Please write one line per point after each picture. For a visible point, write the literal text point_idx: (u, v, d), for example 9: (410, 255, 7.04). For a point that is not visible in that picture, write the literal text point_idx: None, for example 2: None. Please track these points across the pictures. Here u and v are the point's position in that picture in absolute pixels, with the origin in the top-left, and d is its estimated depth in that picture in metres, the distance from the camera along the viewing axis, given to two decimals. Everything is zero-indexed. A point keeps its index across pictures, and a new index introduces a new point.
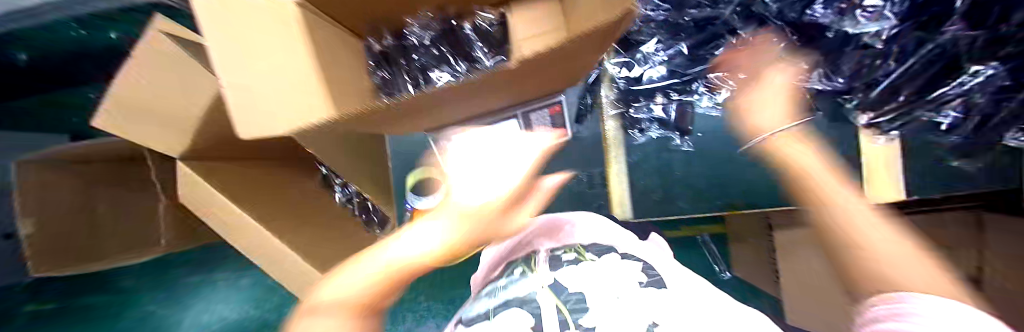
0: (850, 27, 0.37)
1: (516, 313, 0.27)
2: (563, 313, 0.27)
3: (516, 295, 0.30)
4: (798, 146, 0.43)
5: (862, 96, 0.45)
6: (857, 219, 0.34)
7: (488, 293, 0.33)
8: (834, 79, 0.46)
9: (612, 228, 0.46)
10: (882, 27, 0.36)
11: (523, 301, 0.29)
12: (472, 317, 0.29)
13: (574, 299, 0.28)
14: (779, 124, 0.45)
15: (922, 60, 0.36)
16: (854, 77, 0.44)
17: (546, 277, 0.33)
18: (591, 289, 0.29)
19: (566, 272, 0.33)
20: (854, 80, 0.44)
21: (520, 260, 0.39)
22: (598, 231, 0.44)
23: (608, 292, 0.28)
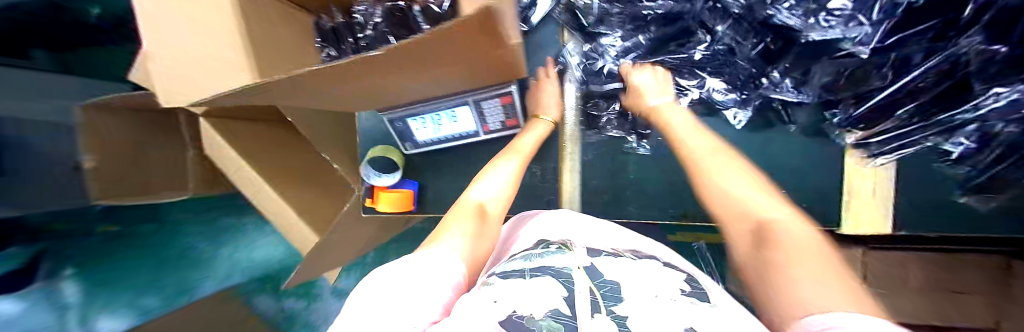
0: (812, 32, 0.32)
1: (547, 282, 0.19)
2: (596, 301, 0.17)
3: (542, 265, 0.23)
4: (674, 116, 0.45)
5: (851, 109, 0.39)
6: (730, 198, 0.37)
7: (522, 256, 0.27)
8: (801, 91, 0.41)
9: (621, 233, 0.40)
10: (854, 33, 0.31)
11: (557, 272, 0.21)
12: (504, 271, 0.23)
13: (608, 288, 0.20)
14: (653, 93, 0.46)
15: (926, 72, 0.30)
16: (850, 87, 0.37)
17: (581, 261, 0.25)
18: (632, 285, 0.20)
19: (606, 264, 0.24)
20: (846, 91, 0.38)
21: (553, 241, 0.32)
22: (615, 241, 0.37)
23: (646, 290, 0.20)
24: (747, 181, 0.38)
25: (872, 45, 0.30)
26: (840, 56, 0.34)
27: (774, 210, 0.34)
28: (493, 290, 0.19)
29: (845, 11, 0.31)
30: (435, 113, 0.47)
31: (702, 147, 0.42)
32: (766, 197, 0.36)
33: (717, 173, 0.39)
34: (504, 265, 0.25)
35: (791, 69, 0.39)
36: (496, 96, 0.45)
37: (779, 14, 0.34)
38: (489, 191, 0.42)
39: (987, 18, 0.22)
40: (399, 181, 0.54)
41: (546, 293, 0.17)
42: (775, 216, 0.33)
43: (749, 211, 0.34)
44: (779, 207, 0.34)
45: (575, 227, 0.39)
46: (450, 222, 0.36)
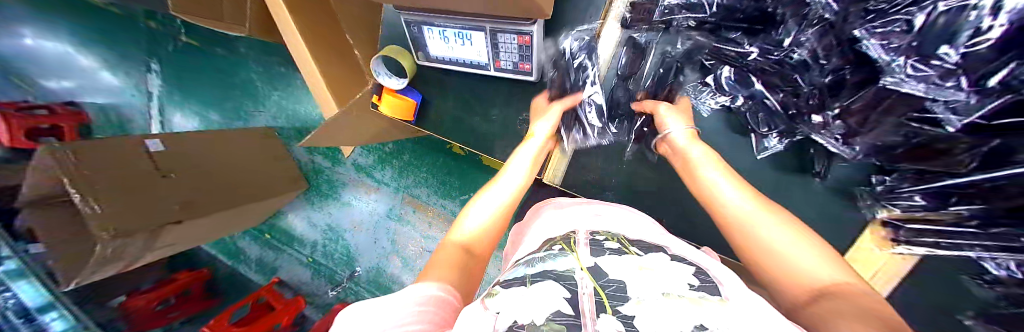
0: (895, 76, 0.26)
1: (550, 286, 0.18)
2: (600, 301, 0.16)
3: (543, 270, 0.21)
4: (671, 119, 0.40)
5: (903, 184, 0.34)
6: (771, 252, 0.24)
7: (524, 262, 0.25)
8: (847, 143, 0.34)
9: (656, 230, 0.32)
10: (965, 96, 0.23)
11: (558, 275, 0.20)
12: (508, 281, 0.21)
13: (613, 287, 0.18)
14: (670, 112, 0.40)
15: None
16: (914, 160, 0.31)
17: (583, 259, 0.22)
18: (641, 282, 0.18)
19: (609, 259, 0.22)
20: (902, 163, 0.32)
21: (557, 238, 0.28)
22: (630, 228, 0.31)
23: (652, 284, 0.17)
24: (805, 240, 0.24)
25: (968, 121, 0.23)
26: (920, 121, 0.27)
27: (825, 266, 0.22)
28: (499, 299, 0.18)
29: (948, 64, 0.22)
30: (451, 32, 0.47)
31: (752, 211, 0.27)
32: (827, 259, 0.23)
33: (763, 227, 0.25)
34: (507, 273, 0.23)
35: (849, 115, 0.31)
36: (517, 33, 0.43)
37: (867, 41, 0.27)
38: (477, 218, 0.34)
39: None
40: (405, 88, 0.57)
41: (547, 300, 0.16)
42: (831, 277, 0.21)
43: (795, 275, 0.22)
44: (834, 267, 0.22)
45: (604, 217, 0.34)
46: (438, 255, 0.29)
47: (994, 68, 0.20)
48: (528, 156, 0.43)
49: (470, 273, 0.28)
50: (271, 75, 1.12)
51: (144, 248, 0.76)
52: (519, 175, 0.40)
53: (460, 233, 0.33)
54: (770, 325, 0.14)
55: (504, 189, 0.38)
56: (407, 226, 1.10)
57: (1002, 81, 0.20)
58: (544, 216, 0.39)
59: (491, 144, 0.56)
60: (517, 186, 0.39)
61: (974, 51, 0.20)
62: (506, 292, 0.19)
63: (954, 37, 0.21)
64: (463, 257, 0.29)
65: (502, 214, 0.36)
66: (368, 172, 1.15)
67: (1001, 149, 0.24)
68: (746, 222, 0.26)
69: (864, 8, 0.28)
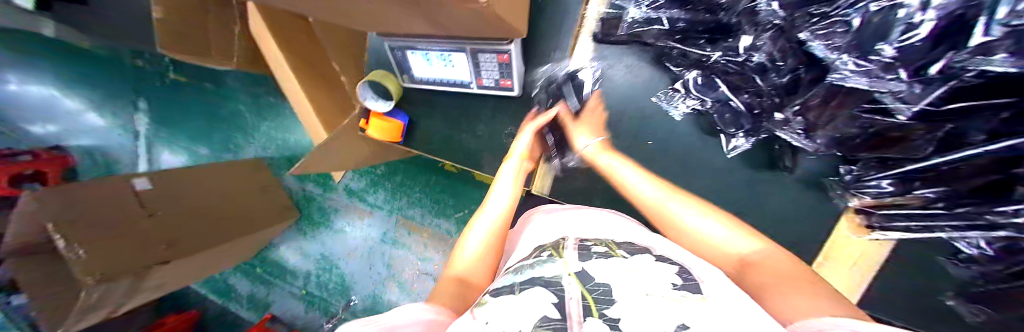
0: (840, 72, 0.27)
1: (539, 293, 0.18)
2: (588, 304, 0.17)
3: (531, 277, 0.21)
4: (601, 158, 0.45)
5: (869, 172, 0.35)
6: (696, 240, 0.32)
7: (513, 271, 0.24)
8: (810, 137, 0.36)
9: (641, 232, 0.33)
10: (906, 87, 0.24)
11: (546, 281, 0.20)
12: (496, 289, 0.21)
13: (601, 290, 0.18)
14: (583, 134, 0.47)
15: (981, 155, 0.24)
16: (876, 149, 0.32)
17: (571, 265, 0.22)
18: (625, 284, 0.18)
19: (597, 263, 0.22)
20: (866, 153, 0.33)
21: (546, 245, 0.29)
22: (617, 232, 0.32)
23: (636, 286, 0.18)
24: (719, 221, 0.32)
25: (918, 107, 0.24)
26: (872, 111, 0.29)
27: (742, 242, 0.30)
28: (488, 309, 0.18)
29: (884, 59, 0.23)
30: (434, 54, 0.49)
31: (662, 199, 0.36)
32: (740, 234, 0.31)
33: (673, 215, 0.34)
34: (495, 282, 0.23)
35: (809, 109, 0.33)
36: (496, 52, 0.45)
37: (811, 42, 0.28)
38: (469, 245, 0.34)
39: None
40: (391, 110, 0.58)
41: (534, 307, 0.17)
42: (746, 250, 0.29)
43: (717, 252, 0.30)
44: (749, 241, 0.30)
45: (590, 222, 0.34)
46: (436, 292, 0.29)
47: (931, 60, 0.21)
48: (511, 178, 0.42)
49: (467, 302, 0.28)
50: (258, 106, 1.12)
51: (128, 291, 0.72)
52: (506, 193, 0.40)
53: (457, 265, 0.33)
54: (742, 319, 0.15)
55: (493, 212, 0.38)
56: (401, 248, 1.08)
57: (943, 70, 0.20)
58: (536, 221, 0.40)
59: (480, 159, 0.56)
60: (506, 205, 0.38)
61: (909, 45, 0.21)
62: (494, 301, 0.19)
63: (889, 34, 0.22)
64: (458, 287, 0.29)
65: (493, 238, 0.35)
66: (360, 196, 1.13)
67: (956, 132, 0.25)
68: (657, 208, 0.36)
69: (808, 13, 0.29)
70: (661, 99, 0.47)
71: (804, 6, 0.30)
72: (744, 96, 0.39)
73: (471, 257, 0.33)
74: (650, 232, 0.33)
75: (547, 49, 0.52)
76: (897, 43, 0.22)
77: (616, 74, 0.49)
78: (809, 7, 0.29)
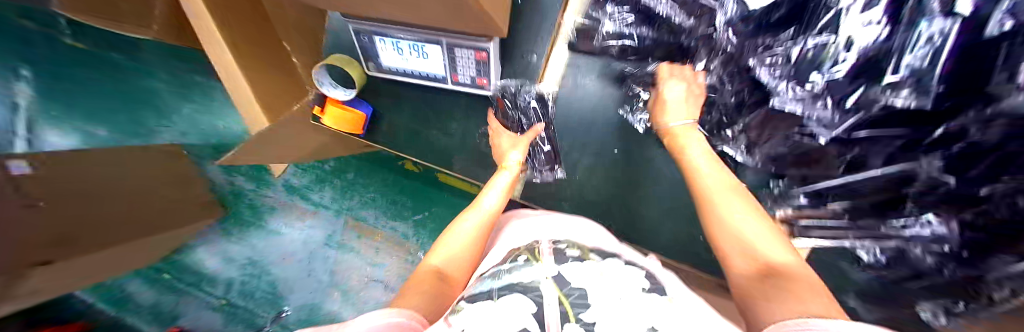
0: (782, 98, 0.33)
1: (517, 301, 0.17)
2: (565, 310, 0.16)
3: (510, 283, 0.20)
4: (692, 140, 0.40)
5: (792, 187, 0.39)
6: (742, 238, 0.30)
7: (490, 276, 0.23)
8: (750, 153, 0.40)
9: (606, 237, 0.34)
10: (825, 114, 0.32)
11: (525, 287, 0.19)
12: (473, 296, 0.20)
13: (578, 294, 0.18)
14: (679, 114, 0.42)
15: (882, 175, 0.30)
16: (799, 166, 0.37)
17: (547, 268, 0.22)
18: (601, 288, 0.18)
19: (572, 265, 0.22)
20: (791, 169, 0.38)
21: (522, 248, 0.28)
22: (586, 235, 0.32)
23: (610, 289, 0.18)
24: (763, 226, 0.31)
25: (835, 132, 0.32)
26: (802, 133, 0.34)
27: (782, 252, 0.28)
28: (465, 316, 0.17)
29: (816, 88, 0.32)
30: (406, 44, 0.45)
31: (722, 193, 0.34)
32: (781, 245, 0.29)
33: (726, 207, 0.33)
34: (470, 288, 0.22)
35: (751, 129, 0.38)
36: (475, 49, 0.44)
37: (761, 69, 0.34)
38: (452, 243, 0.34)
39: (936, 133, 0.25)
40: (354, 100, 0.52)
41: (513, 316, 0.16)
42: (779, 258, 0.27)
43: (754, 253, 0.29)
44: (785, 251, 0.28)
45: (561, 226, 0.35)
46: (412, 285, 0.28)
47: (852, 91, 0.29)
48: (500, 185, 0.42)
49: (445, 296, 0.27)
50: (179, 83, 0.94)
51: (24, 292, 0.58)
52: (492, 199, 0.40)
53: (438, 256, 0.33)
54: (707, 322, 0.16)
55: (476, 214, 0.38)
56: (351, 253, 0.99)
57: (858, 100, 0.29)
58: (509, 227, 0.39)
59: (448, 159, 0.54)
60: (492, 207, 0.39)
61: (838, 77, 0.30)
62: (471, 309, 0.18)
63: (823, 64, 0.31)
64: (437, 281, 0.29)
65: (475, 240, 0.35)
66: (303, 195, 1.02)
67: (861, 156, 0.32)
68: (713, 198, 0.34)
69: (756, 44, 0.35)
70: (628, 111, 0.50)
71: (752, 36, 0.36)
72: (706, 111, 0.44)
73: (456, 248, 0.34)
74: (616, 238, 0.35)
75: (523, 51, 0.51)
76: (832, 73, 0.30)
77: (587, 82, 0.51)
78: (758, 39, 0.35)
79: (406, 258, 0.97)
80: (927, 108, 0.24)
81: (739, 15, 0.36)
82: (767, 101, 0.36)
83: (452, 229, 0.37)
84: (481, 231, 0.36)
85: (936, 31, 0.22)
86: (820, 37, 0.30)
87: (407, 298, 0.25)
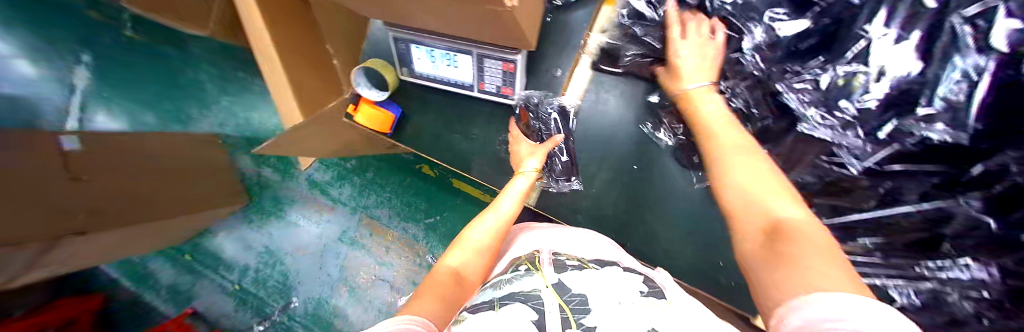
0: (811, 122, 0.35)
1: (518, 308, 0.18)
2: (566, 317, 0.17)
3: (511, 291, 0.21)
4: (707, 103, 0.37)
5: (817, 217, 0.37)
6: (746, 192, 0.27)
7: (491, 286, 0.24)
8: None
9: (612, 251, 0.34)
10: (857, 142, 0.32)
11: (526, 296, 0.20)
12: (475, 304, 0.21)
13: (577, 301, 0.18)
14: (693, 76, 0.39)
15: (914, 212, 0.30)
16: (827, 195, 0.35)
17: (548, 277, 0.22)
18: (599, 294, 0.19)
19: (572, 274, 0.22)
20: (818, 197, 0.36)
21: (523, 257, 0.29)
22: (589, 249, 0.33)
23: (609, 295, 0.18)
24: (773, 180, 0.27)
25: (867, 163, 0.32)
26: (829, 162, 0.34)
27: (792, 209, 0.24)
28: (468, 324, 0.18)
29: (846, 116, 0.33)
30: (439, 52, 0.49)
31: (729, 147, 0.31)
32: (793, 201, 0.25)
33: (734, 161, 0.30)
34: (473, 297, 0.23)
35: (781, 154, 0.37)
36: (502, 60, 0.46)
37: (789, 94, 0.35)
38: (468, 246, 0.35)
39: (972, 173, 0.26)
40: (385, 101, 0.56)
41: (513, 321, 0.17)
42: (787, 212, 0.24)
43: (761, 210, 0.25)
44: (798, 208, 0.25)
45: (567, 239, 0.35)
46: (427, 285, 0.29)
47: (881, 122, 0.31)
48: (516, 192, 0.43)
49: (459, 301, 0.28)
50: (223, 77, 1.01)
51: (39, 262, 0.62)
52: (508, 206, 0.41)
53: (453, 258, 0.33)
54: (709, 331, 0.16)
55: (490, 220, 0.39)
56: (361, 251, 1.01)
57: (891, 131, 0.30)
58: (522, 237, 0.40)
59: (469, 163, 0.55)
60: (508, 214, 0.40)
61: (867, 107, 0.31)
62: (473, 317, 0.19)
63: (851, 94, 0.32)
64: (453, 283, 0.29)
65: (490, 245, 0.36)
66: (323, 190, 1.05)
67: (894, 192, 0.31)
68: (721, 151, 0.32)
69: (784, 69, 0.36)
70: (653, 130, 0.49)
71: (781, 62, 0.36)
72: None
73: (470, 253, 0.34)
74: (621, 252, 0.35)
75: (549, 65, 0.53)
76: (863, 102, 0.31)
77: (610, 98, 0.51)
78: (786, 64, 0.36)
79: (414, 260, 0.98)
80: (965, 146, 0.25)
81: (766, 42, 0.37)
82: (794, 127, 0.36)
83: (467, 232, 0.37)
84: (495, 237, 0.37)
85: (973, 68, 0.25)
86: (850, 66, 0.32)
87: (422, 301, 0.25)
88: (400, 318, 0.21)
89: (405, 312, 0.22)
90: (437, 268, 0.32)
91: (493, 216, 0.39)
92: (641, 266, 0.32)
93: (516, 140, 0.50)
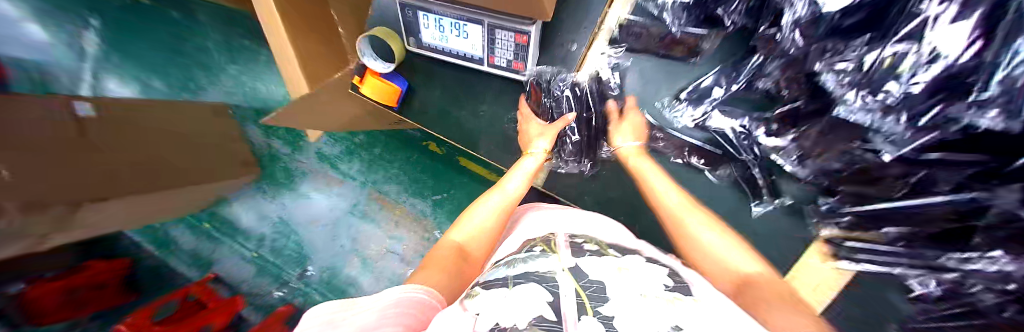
0: (846, 106, 0.31)
1: (532, 289, 0.18)
2: (582, 302, 0.17)
3: (524, 271, 0.21)
4: (643, 162, 0.47)
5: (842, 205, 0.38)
6: (711, 253, 0.35)
7: (505, 263, 0.24)
8: (801, 164, 0.39)
9: (628, 236, 0.33)
10: (893, 130, 0.28)
11: (540, 277, 0.19)
12: (488, 281, 0.21)
13: (594, 287, 0.18)
14: (629, 136, 0.49)
15: (943, 203, 0.28)
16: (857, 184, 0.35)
17: (564, 260, 0.22)
18: (618, 283, 0.18)
19: (589, 260, 0.22)
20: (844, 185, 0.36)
21: (538, 239, 0.28)
22: (606, 232, 0.32)
23: (630, 286, 0.18)
24: (732, 244, 0.36)
25: (900, 153, 0.28)
26: (865, 148, 0.31)
27: (746, 260, 0.34)
28: (481, 301, 0.18)
29: (889, 99, 0.28)
30: (448, 21, 0.46)
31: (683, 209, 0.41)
32: (746, 256, 0.34)
33: (696, 230, 0.38)
34: (486, 273, 0.22)
35: (806, 138, 0.37)
36: (515, 31, 0.44)
37: (826, 74, 0.32)
38: (473, 223, 0.35)
39: (1016, 165, 0.22)
40: (392, 73, 0.54)
41: (529, 304, 0.16)
42: (750, 268, 0.33)
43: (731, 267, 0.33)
44: (753, 262, 0.34)
45: (578, 221, 0.35)
46: (432, 260, 0.29)
47: (925, 108, 0.26)
48: (523, 172, 0.42)
49: (463, 276, 0.28)
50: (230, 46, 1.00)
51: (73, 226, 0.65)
52: (514, 185, 0.40)
53: (458, 234, 0.34)
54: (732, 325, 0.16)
55: (496, 199, 0.38)
56: (371, 224, 1.03)
57: (932, 118, 0.25)
58: (530, 215, 0.40)
59: (477, 140, 0.55)
60: (514, 193, 0.40)
61: (912, 90, 0.26)
62: (487, 294, 0.18)
63: (898, 77, 0.27)
64: (457, 259, 0.30)
65: (495, 223, 0.36)
66: (332, 163, 1.07)
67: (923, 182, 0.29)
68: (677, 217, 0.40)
69: (824, 47, 0.32)
70: (669, 108, 0.47)
71: (822, 40, 0.32)
72: (764, 113, 0.41)
73: (475, 229, 0.34)
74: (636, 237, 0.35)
75: (563, 39, 0.50)
76: (908, 85, 0.26)
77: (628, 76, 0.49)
78: (827, 42, 0.31)
79: (421, 234, 1.02)
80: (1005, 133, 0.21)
81: (809, 15, 0.32)
82: (825, 112, 0.34)
83: (473, 209, 0.37)
84: (499, 215, 0.36)
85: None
86: (900, 45, 0.27)
87: (424, 276, 0.26)
88: (400, 289, 0.21)
89: (408, 284, 0.23)
90: (442, 243, 0.33)
91: (499, 196, 0.39)
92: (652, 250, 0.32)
93: (527, 120, 0.49)
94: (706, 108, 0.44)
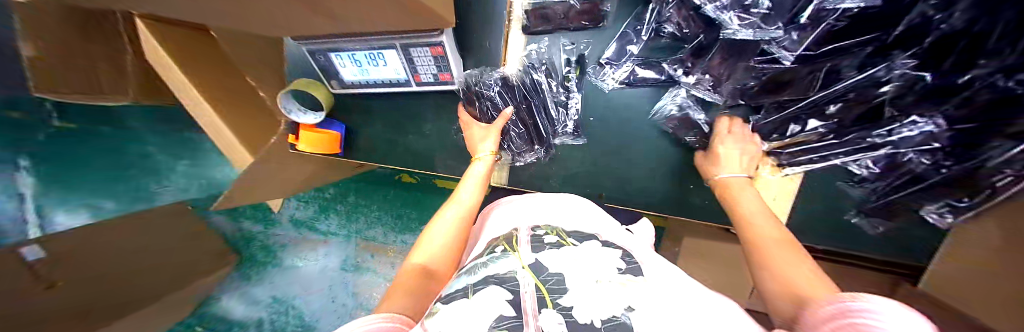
0: (730, 27, 0.33)
1: (493, 291, 0.17)
2: (542, 297, 0.16)
3: (485, 276, 0.20)
4: (745, 192, 0.38)
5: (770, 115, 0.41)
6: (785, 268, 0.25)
7: (466, 272, 0.23)
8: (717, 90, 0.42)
9: (592, 217, 0.34)
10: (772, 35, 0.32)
11: (501, 278, 0.19)
12: (449, 294, 0.19)
13: (554, 279, 0.18)
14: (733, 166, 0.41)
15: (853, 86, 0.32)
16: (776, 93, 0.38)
17: (524, 257, 0.22)
18: (575, 271, 0.19)
19: (549, 253, 0.22)
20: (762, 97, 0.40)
21: (501, 238, 0.28)
22: (571, 216, 0.33)
23: (586, 273, 0.18)
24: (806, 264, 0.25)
25: (798, 52, 0.32)
26: (764, 61, 0.36)
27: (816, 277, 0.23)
28: (440, 317, 0.16)
29: (762, 10, 0.31)
30: (361, 54, 0.45)
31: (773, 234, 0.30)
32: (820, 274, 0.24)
33: (781, 250, 0.28)
34: (448, 286, 0.21)
35: (716, 67, 0.40)
36: (428, 46, 0.43)
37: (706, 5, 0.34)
38: (436, 237, 0.34)
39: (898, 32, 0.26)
40: (326, 121, 0.54)
41: (489, 306, 0.15)
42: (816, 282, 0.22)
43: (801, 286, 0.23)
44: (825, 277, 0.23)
45: (543, 208, 0.35)
46: (396, 285, 0.28)
47: (802, 7, 0.30)
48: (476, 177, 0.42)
49: (430, 292, 0.27)
50: None
51: None
52: (470, 193, 0.40)
53: (420, 254, 0.32)
54: (674, 302, 0.17)
55: (456, 209, 0.38)
56: (369, 274, 0.99)
57: (810, 15, 0.29)
58: (497, 212, 0.40)
59: (432, 159, 0.55)
60: (473, 199, 0.40)
61: None
62: (447, 309, 0.17)
63: None
64: (423, 278, 0.29)
65: (457, 233, 0.35)
66: (311, 226, 1.03)
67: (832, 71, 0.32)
68: (760, 237, 0.30)
69: None
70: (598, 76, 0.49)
71: None
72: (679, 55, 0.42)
73: (438, 246, 0.33)
74: (598, 215, 0.36)
75: (480, 39, 0.51)
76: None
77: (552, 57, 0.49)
78: None
79: None
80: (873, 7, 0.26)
81: None
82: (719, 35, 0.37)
83: (433, 225, 0.36)
84: (461, 223, 0.36)
85: None
86: None
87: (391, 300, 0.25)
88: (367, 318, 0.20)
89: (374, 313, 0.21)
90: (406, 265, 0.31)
91: (457, 207, 0.39)
92: (609, 226, 0.33)
93: (472, 124, 0.48)
94: (627, 67, 0.46)
